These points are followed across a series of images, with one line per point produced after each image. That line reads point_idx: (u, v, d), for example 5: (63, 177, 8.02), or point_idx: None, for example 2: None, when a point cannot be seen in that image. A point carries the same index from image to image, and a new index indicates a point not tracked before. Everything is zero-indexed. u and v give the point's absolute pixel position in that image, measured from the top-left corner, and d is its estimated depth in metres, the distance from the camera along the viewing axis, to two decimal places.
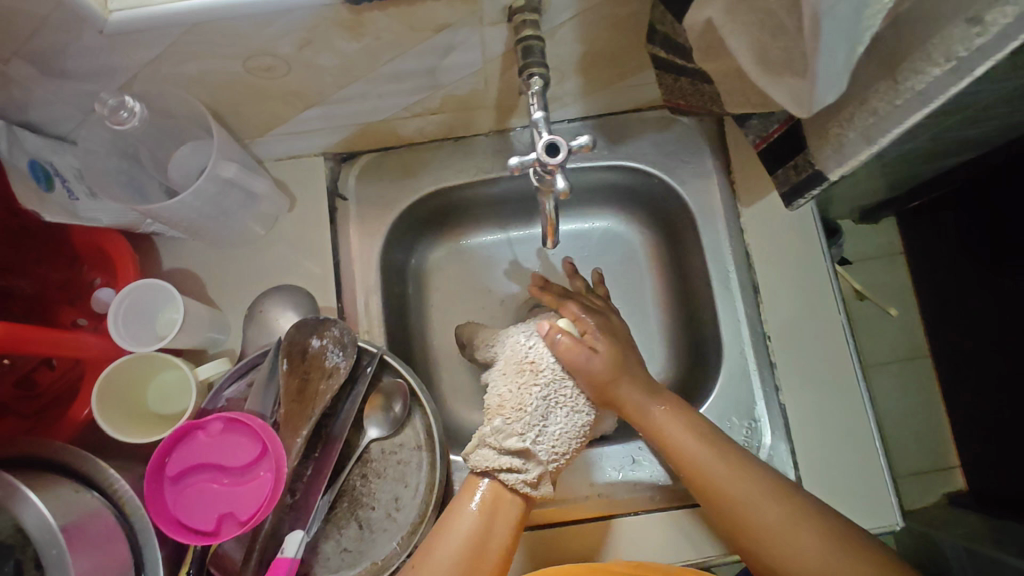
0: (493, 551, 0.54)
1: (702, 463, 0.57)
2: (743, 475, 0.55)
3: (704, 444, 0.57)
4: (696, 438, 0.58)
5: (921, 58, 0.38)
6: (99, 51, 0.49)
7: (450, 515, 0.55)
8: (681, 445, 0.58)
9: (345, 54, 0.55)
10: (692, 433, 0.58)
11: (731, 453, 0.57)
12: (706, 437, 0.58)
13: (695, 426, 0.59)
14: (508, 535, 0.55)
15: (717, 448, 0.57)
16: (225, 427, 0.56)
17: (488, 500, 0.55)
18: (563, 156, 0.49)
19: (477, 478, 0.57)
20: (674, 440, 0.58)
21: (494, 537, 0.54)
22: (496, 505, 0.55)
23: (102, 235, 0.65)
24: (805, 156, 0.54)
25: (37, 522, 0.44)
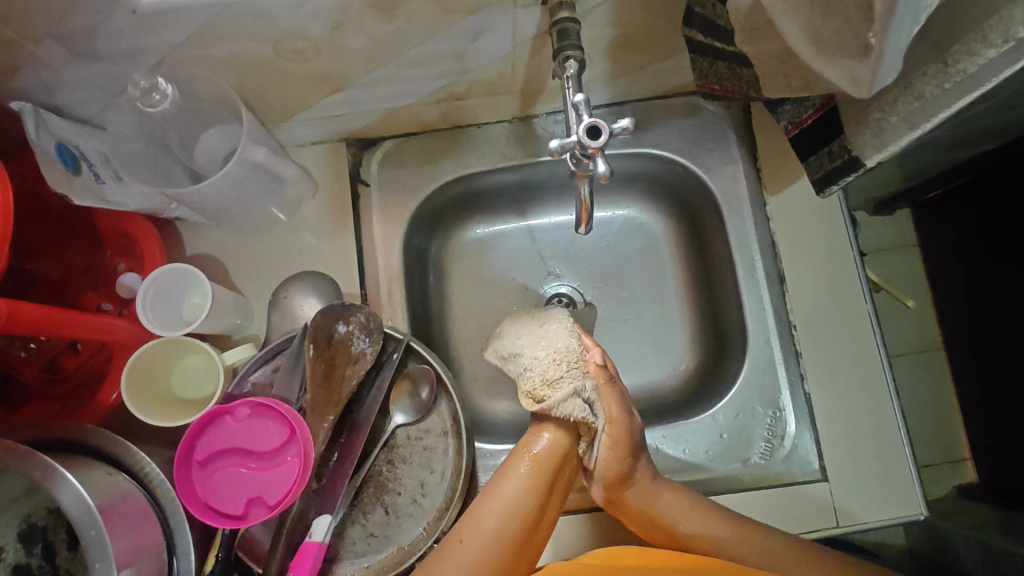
0: (544, 526, 0.52)
1: (725, 544, 0.55)
2: (766, 548, 0.55)
3: (721, 523, 0.56)
4: (709, 521, 0.56)
5: (976, 39, 0.38)
6: (132, 32, 0.48)
7: (501, 488, 0.52)
8: (693, 532, 0.56)
9: (375, 37, 0.54)
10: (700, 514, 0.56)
11: (747, 524, 0.56)
12: (721, 515, 0.57)
13: (695, 507, 0.57)
14: (557, 509, 0.54)
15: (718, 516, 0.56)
16: (252, 412, 0.56)
17: (542, 465, 0.53)
18: (604, 139, 0.48)
19: (536, 434, 0.55)
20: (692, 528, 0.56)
21: (546, 507, 0.53)
22: (548, 474, 0.53)
23: (127, 218, 0.65)
24: (840, 142, 0.53)
25: (75, 501, 0.44)
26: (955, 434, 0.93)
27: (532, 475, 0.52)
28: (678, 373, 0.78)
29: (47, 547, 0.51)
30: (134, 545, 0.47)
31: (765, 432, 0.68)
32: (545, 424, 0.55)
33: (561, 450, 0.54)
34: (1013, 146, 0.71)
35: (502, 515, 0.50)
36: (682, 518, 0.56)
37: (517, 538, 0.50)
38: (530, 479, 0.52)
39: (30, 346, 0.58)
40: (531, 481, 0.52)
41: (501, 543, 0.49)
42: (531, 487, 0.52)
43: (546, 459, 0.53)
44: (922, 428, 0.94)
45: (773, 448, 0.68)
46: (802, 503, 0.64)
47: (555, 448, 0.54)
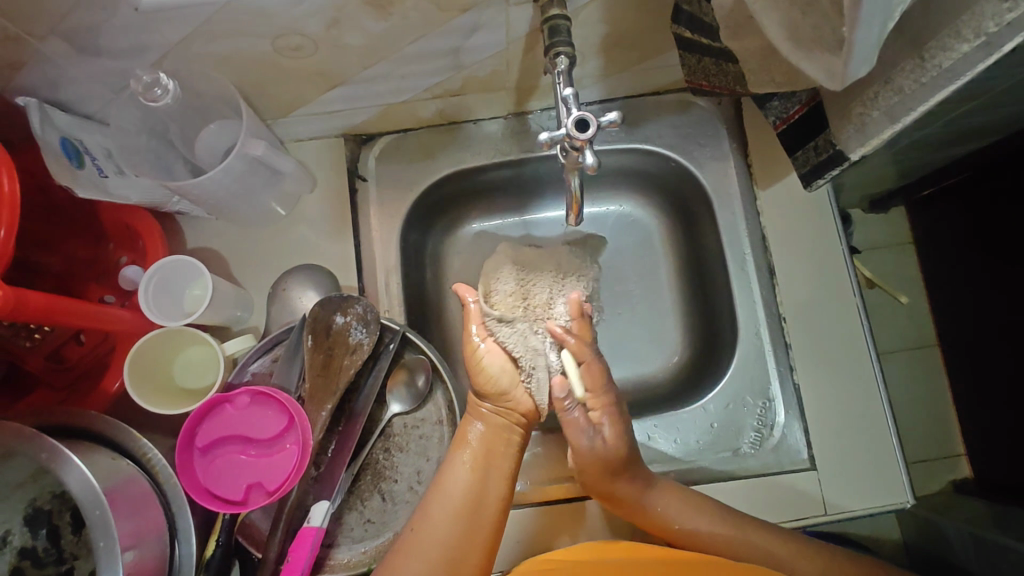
0: (489, 505, 0.52)
1: (725, 539, 0.56)
2: (756, 545, 0.56)
3: (716, 517, 0.57)
4: (703, 516, 0.57)
5: (950, 35, 0.39)
6: (134, 28, 0.50)
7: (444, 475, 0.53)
8: (694, 532, 0.57)
9: (371, 34, 0.55)
10: (699, 514, 0.57)
11: (740, 519, 0.57)
12: (716, 511, 0.58)
13: (693, 504, 0.58)
14: (504, 490, 0.53)
15: (709, 510, 0.58)
16: (252, 400, 0.57)
17: (480, 452, 0.54)
18: (592, 132, 0.50)
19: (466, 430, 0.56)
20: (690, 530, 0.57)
21: (488, 486, 0.52)
22: (489, 459, 0.54)
23: (129, 212, 0.67)
24: (826, 136, 0.55)
25: (82, 484, 0.46)
26: (946, 427, 0.94)
27: (474, 461, 0.54)
28: (671, 365, 0.79)
29: (51, 530, 0.53)
30: (138, 527, 0.48)
31: (755, 422, 0.70)
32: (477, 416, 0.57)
33: (495, 437, 0.55)
34: (1004, 143, 0.72)
35: (449, 500, 0.51)
36: (683, 520, 0.57)
37: (464, 513, 0.50)
38: (472, 464, 0.53)
39: (35, 336, 0.59)
40: (472, 466, 0.53)
41: (454, 524, 0.50)
42: (472, 467, 0.53)
43: (483, 445, 0.55)
44: (915, 422, 0.96)
45: (763, 438, 0.69)
46: (792, 491, 0.66)
47: (489, 433, 0.56)
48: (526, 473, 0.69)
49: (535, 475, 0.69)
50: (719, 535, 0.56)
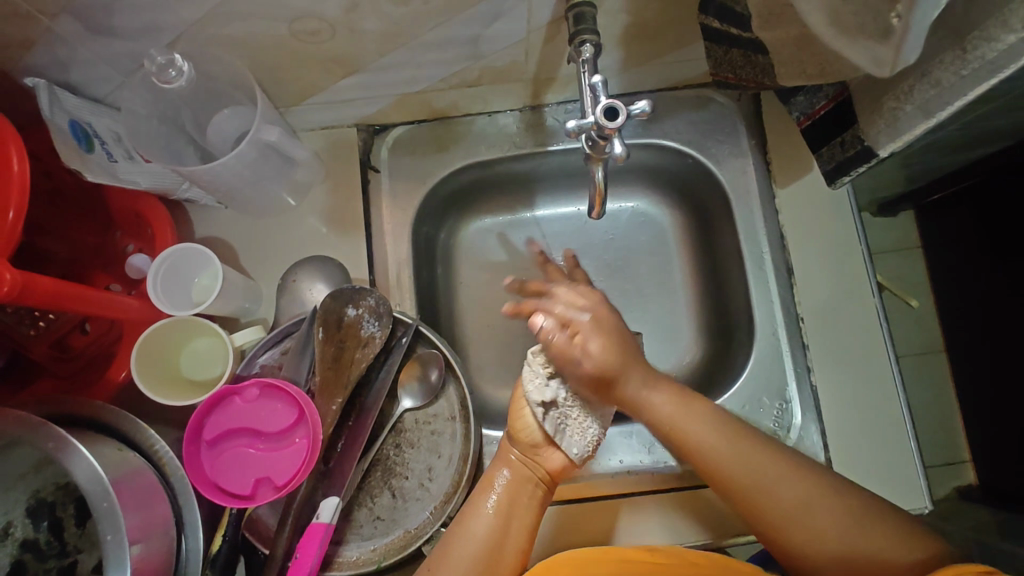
0: (509, 553, 0.51)
1: (716, 452, 0.50)
2: (748, 460, 0.49)
3: (717, 428, 0.51)
4: (704, 423, 0.51)
5: (996, 25, 0.38)
6: (151, 7, 0.49)
7: (465, 516, 0.52)
8: (691, 435, 0.51)
9: (390, 18, 0.54)
10: (702, 419, 0.52)
11: (740, 430, 0.51)
12: (723, 421, 0.52)
13: (699, 410, 0.52)
14: (525, 539, 0.52)
15: (712, 418, 0.51)
16: (261, 393, 0.56)
17: (504, 501, 0.53)
18: (622, 120, 0.49)
19: (493, 476, 0.55)
20: (683, 429, 0.51)
21: (509, 534, 0.51)
22: (512, 506, 0.53)
23: (134, 198, 0.65)
24: (853, 132, 0.54)
25: (88, 475, 0.44)
26: (955, 433, 0.93)
27: (496, 510, 0.52)
28: (683, 365, 0.78)
29: (54, 523, 0.51)
30: (145, 521, 0.47)
31: (772, 424, 0.68)
32: (506, 462, 0.56)
33: (519, 488, 0.54)
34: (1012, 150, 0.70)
35: (473, 549, 0.50)
36: (680, 422, 0.52)
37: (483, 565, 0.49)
38: (494, 511, 0.52)
39: (39, 324, 0.57)
40: (494, 515, 0.52)
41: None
42: (495, 514, 0.52)
43: (508, 495, 0.53)
44: (921, 429, 0.94)
45: (779, 440, 0.68)
46: None
47: (512, 486, 0.54)
48: None
49: None
50: (717, 444, 0.50)
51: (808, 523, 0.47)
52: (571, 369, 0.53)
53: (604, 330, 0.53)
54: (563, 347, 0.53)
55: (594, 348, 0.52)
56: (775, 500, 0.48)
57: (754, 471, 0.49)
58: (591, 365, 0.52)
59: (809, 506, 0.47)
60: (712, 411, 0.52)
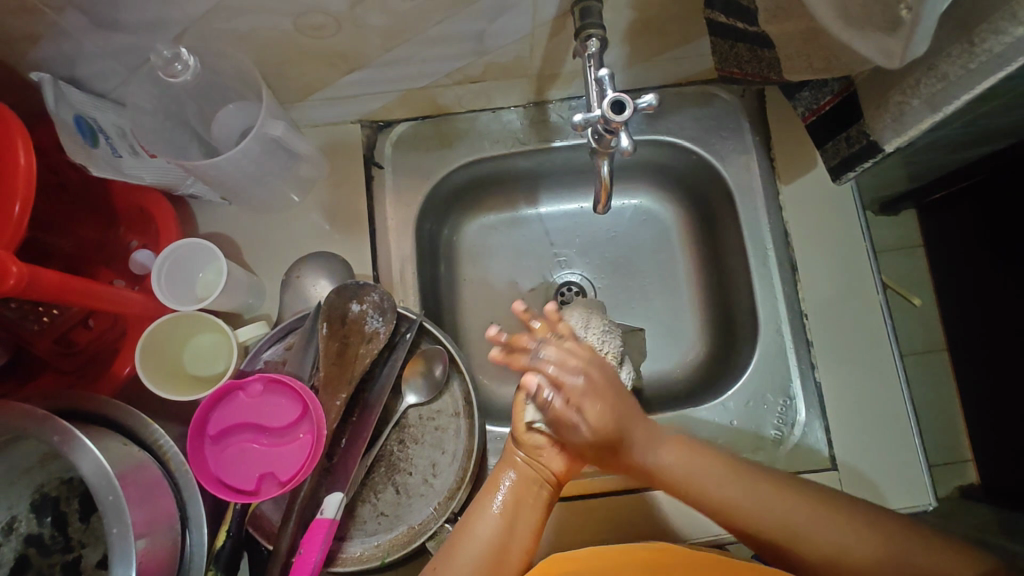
0: (515, 553, 0.51)
1: (734, 503, 0.50)
2: (767, 506, 0.49)
3: (728, 475, 0.51)
4: (717, 476, 0.51)
5: (1004, 18, 0.38)
6: (157, 1, 0.49)
7: (469, 519, 0.52)
8: (706, 490, 0.51)
9: (395, 13, 0.54)
10: (714, 470, 0.51)
11: (747, 473, 0.51)
12: (731, 468, 0.52)
13: (710, 462, 0.52)
14: (530, 537, 0.52)
15: (720, 470, 0.51)
16: (265, 388, 0.56)
17: (511, 501, 0.52)
18: (628, 114, 0.49)
19: (500, 476, 0.54)
20: (696, 479, 0.51)
21: (515, 534, 0.51)
22: (518, 509, 0.52)
23: (140, 193, 0.66)
24: (859, 127, 0.54)
25: (94, 468, 0.44)
26: (958, 431, 0.93)
27: (503, 512, 0.52)
28: (686, 362, 0.78)
29: (58, 517, 0.51)
30: (150, 515, 0.47)
31: (776, 420, 0.68)
32: (512, 461, 0.54)
33: (526, 489, 0.53)
34: (1012, 149, 0.71)
35: (478, 551, 0.49)
36: (694, 481, 0.51)
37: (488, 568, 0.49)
38: (500, 513, 0.52)
39: (43, 319, 0.58)
40: (500, 518, 0.51)
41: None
42: (502, 517, 0.51)
43: (516, 495, 0.53)
44: (924, 426, 0.94)
45: (783, 437, 0.67)
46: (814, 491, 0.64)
47: (520, 485, 0.53)
48: None
49: None
50: (735, 496, 0.50)
51: (836, 558, 0.48)
52: (569, 433, 0.51)
53: (600, 391, 0.50)
54: (560, 414, 0.50)
55: (594, 414, 0.50)
56: (798, 539, 0.48)
57: (776, 517, 0.49)
58: (590, 432, 0.50)
59: (834, 538, 0.48)
60: (720, 459, 0.52)
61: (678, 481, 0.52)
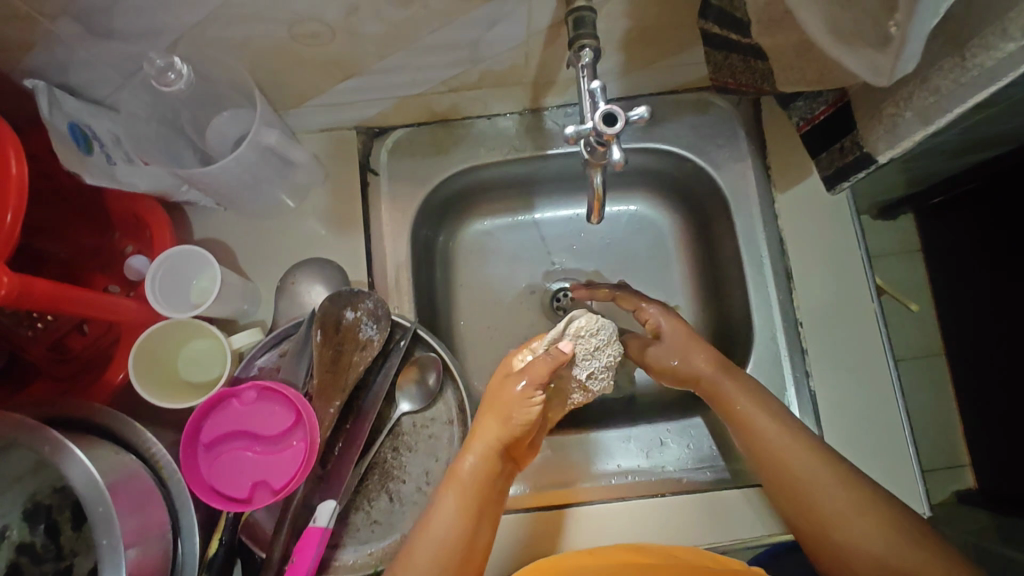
0: (475, 552, 0.50)
1: (778, 450, 0.54)
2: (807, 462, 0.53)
3: (784, 431, 0.55)
4: (776, 428, 0.55)
5: (994, 33, 0.38)
6: (150, 9, 0.48)
7: (428, 516, 0.50)
8: (765, 437, 0.55)
9: (390, 22, 0.54)
10: (778, 426, 0.55)
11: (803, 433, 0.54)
12: (790, 427, 0.55)
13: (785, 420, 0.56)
14: (489, 535, 0.51)
15: (784, 426, 0.55)
16: (259, 396, 0.55)
17: (471, 492, 0.51)
18: (620, 126, 0.49)
19: (459, 466, 0.52)
20: (761, 427, 0.56)
21: (479, 530, 0.50)
22: (478, 504, 0.51)
23: (133, 199, 0.65)
24: (853, 138, 0.54)
25: (83, 477, 0.44)
26: (955, 438, 0.93)
27: (453, 512, 0.50)
28: None
29: (50, 526, 0.51)
30: (141, 524, 0.47)
31: None
32: (469, 447, 0.53)
33: (484, 481, 0.52)
34: (1010, 155, 0.71)
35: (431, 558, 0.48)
36: (763, 430, 0.55)
37: (454, 563, 0.48)
38: (461, 508, 0.50)
39: (37, 325, 0.59)
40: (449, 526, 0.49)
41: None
42: (461, 513, 0.50)
43: (469, 481, 0.51)
44: (922, 431, 0.94)
45: None
46: None
47: (479, 478, 0.51)
48: (526, 477, 0.67)
49: (542, 480, 0.67)
50: (784, 446, 0.54)
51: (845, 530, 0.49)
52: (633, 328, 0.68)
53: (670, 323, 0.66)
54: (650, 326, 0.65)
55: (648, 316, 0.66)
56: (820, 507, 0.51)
57: (813, 479, 0.52)
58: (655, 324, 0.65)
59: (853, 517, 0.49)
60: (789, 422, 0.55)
61: (747, 423, 0.57)
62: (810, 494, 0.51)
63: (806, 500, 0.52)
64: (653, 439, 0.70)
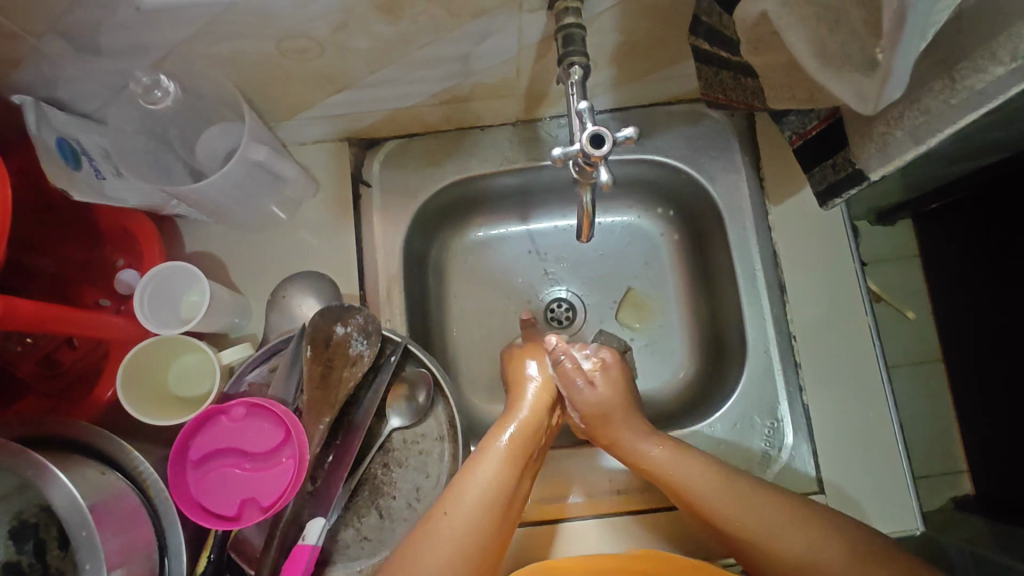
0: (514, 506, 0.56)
1: (701, 489, 0.57)
2: (739, 498, 0.55)
3: (705, 470, 0.57)
4: (693, 470, 0.58)
5: (984, 56, 0.38)
6: (137, 27, 0.48)
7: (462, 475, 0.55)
8: (681, 480, 0.58)
9: (379, 37, 0.54)
10: (696, 468, 0.58)
11: (723, 471, 0.57)
12: (707, 465, 0.58)
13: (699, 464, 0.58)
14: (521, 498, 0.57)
15: (706, 468, 0.58)
16: (248, 412, 0.55)
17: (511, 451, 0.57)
18: (608, 147, 0.49)
19: (495, 435, 0.59)
20: (680, 475, 0.58)
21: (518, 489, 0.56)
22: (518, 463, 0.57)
23: (123, 213, 0.65)
24: (845, 155, 0.53)
25: (66, 503, 0.44)
26: (952, 444, 0.92)
27: (504, 462, 0.56)
28: (677, 381, 0.78)
29: (38, 545, 0.50)
30: (126, 545, 0.47)
31: (763, 443, 0.68)
32: (506, 423, 0.60)
33: (522, 447, 0.58)
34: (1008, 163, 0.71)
35: (484, 487, 0.54)
36: (684, 475, 0.58)
37: (494, 515, 0.53)
38: (503, 461, 0.56)
39: (25, 342, 0.59)
40: (505, 454, 0.57)
41: (483, 518, 0.52)
42: (502, 471, 0.56)
43: (517, 450, 0.58)
44: (920, 437, 0.93)
45: (771, 459, 0.67)
46: None
47: (528, 423, 0.60)
48: None
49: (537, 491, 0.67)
50: (702, 482, 0.57)
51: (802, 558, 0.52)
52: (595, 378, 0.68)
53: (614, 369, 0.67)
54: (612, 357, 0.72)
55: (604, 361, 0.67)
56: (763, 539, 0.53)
57: (748, 518, 0.54)
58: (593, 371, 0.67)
59: (803, 544, 0.52)
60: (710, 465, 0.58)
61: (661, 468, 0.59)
62: (756, 535, 0.54)
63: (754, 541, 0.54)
64: None
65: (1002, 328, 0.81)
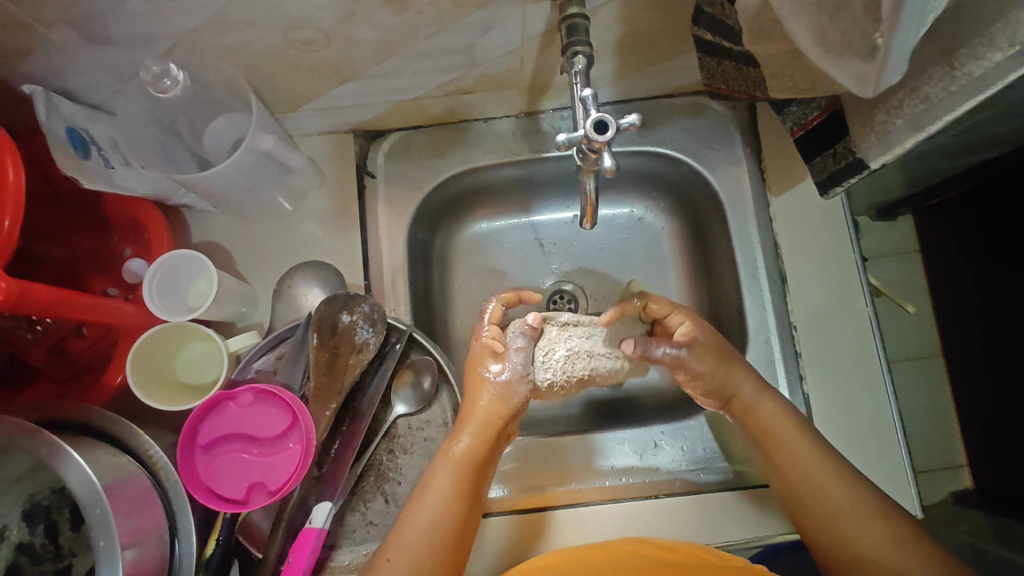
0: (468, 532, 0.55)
1: (807, 467, 0.56)
2: (849, 490, 0.54)
3: (818, 449, 0.56)
4: (808, 444, 0.57)
5: (983, 43, 0.39)
6: (149, 17, 0.49)
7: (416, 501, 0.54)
8: (790, 449, 0.57)
9: (384, 28, 0.54)
10: (814, 448, 0.57)
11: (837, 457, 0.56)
12: (823, 447, 0.57)
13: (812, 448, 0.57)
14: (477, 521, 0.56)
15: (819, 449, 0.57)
16: (256, 398, 0.56)
17: (461, 467, 0.56)
18: (610, 134, 0.50)
19: (450, 445, 0.57)
20: (790, 450, 0.57)
21: (470, 516, 0.55)
22: (465, 484, 0.55)
23: (132, 203, 0.66)
24: (846, 143, 0.54)
25: (81, 480, 0.45)
26: (952, 436, 0.92)
27: (451, 479, 0.55)
28: None
29: (50, 526, 0.50)
30: (137, 526, 0.48)
31: None
32: (461, 431, 0.58)
33: (463, 468, 0.56)
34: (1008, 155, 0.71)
35: (427, 529, 0.52)
36: (795, 450, 0.57)
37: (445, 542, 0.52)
38: (448, 490, 0.54)
39: (36, 329, 0.58)
40: (453, 484, 0.54)
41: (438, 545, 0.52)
42: (449, 498, 0.54)
43: (464, 461, 0.56)
44: (919, 429, 0.93)
45: None
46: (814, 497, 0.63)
47: (475, 450, 0.57)
48: (527, 475, 0.68)
49: (545, 478, 0.68)
50: (806, 455, 0.56)
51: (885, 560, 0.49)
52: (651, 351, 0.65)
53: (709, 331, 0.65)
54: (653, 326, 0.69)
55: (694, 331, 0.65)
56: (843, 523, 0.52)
57: (842, 501, 0.53)
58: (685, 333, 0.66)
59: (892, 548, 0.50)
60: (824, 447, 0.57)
61: (769, 428, 0.59)
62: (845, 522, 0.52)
63: (840, 526, 0.52)
64: (646, 441, 0.69)
65: (1003, 320, 0.82)
